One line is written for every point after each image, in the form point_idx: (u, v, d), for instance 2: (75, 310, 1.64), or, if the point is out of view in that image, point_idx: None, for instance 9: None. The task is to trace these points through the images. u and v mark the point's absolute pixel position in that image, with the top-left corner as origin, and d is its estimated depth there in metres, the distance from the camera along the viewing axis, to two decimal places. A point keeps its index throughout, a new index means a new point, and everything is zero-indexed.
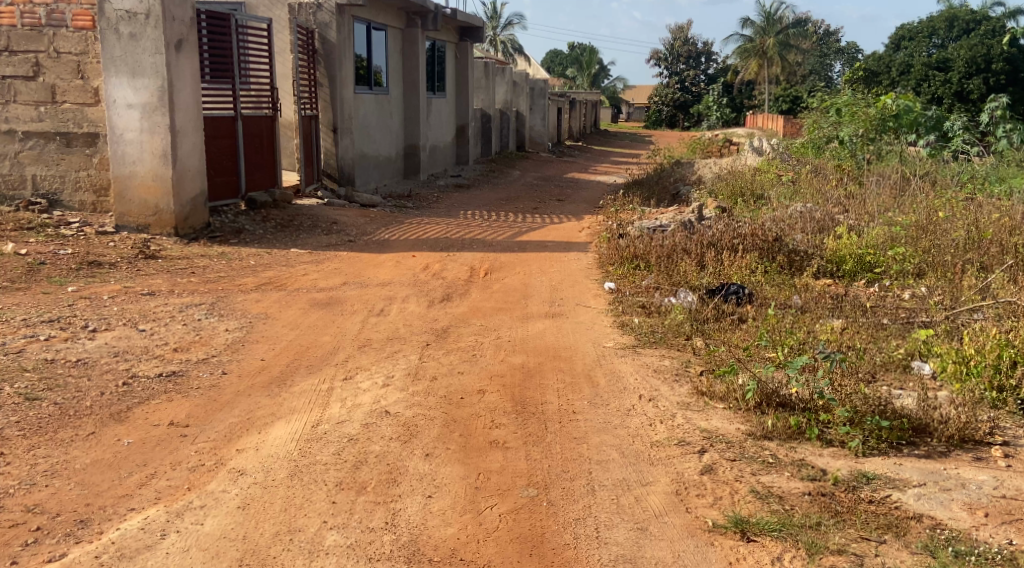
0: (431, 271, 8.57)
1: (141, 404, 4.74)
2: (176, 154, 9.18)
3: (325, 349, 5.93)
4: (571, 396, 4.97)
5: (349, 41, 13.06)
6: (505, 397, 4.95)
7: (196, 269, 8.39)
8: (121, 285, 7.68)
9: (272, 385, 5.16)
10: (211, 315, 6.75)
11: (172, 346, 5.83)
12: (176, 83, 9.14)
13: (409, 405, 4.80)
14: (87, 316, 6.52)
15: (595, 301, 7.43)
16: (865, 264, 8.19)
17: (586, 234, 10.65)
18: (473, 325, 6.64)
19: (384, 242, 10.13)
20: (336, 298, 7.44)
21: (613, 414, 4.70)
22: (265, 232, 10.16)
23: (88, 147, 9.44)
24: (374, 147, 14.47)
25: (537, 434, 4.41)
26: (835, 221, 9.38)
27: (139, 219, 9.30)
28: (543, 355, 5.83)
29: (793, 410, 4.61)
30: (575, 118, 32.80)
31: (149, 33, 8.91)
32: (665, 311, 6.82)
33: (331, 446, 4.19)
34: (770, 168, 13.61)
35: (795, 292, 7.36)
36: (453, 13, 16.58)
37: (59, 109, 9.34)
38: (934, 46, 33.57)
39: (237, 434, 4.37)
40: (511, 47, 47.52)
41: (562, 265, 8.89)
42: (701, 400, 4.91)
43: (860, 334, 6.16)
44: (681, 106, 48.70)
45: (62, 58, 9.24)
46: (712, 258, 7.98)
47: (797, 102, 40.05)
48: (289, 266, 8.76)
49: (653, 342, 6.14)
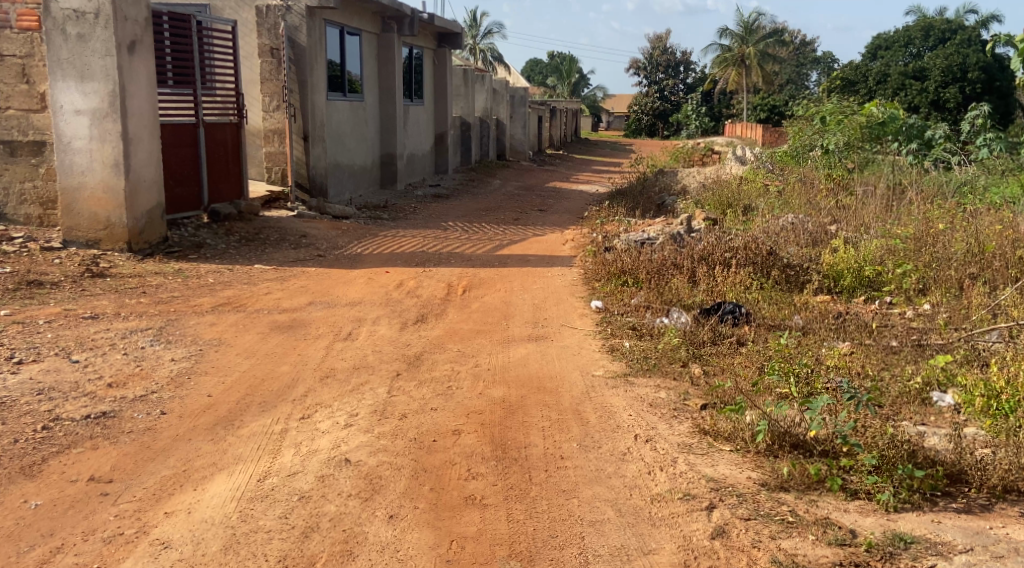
0: (404, 288, 7.95)
1: (58, 455, 4.07)
2: (129, 163, 8.49)
3: (282, 383, 5.26)
4: (559, 438, 4.35)
5: (320, 45, 12.37)
6: (484, 439, 4.32)
7: (148, 288, 7.72)
8: (61, 308, 6.99)
9: (217, 427, 4.51)
10: (157, 342, 6.07)
11: (106, 381, 5.16)
12: (129, 88, 8.45)
13: (373, 451, 4.15)
14: (15, 345, 5.84)
15: (582, 322, 6.83)
16: (865, 279, 7.66)
17: (568, 248, 10.07)
18: (448, 350, 6.02)
19: (355, 256, 9.49)
20: (299, 321, 6.79)
21: (606, 460, 4.10)
22: (228, 246, 9.48)
23: (35, 156, 8.75)
24: (348, 155, 13.80)
25: (519, 487, 3.78)
26: (829, 232, 8.85)
27: (89, 234, 8.60)
28: (525, 387, 5.21)
29: (810, 455, 4.00)
30: (556, 127, 32.36)
31: (99, 34, 8.23)
32: (657, 333, 6.23)
33: (278, 507, 3.55)
34: (757, 177, 13.10)
35: (795, 310, 6.80)
36: (430, 18, 15.97)
37: (3, 115, 8.65)
38: (910, 55, 33.55)
39: (168, 491, 3.73)
40: (491, 56, 46.97)
41: (545, 281, 8.30)
42: (705, 441, 4.29)
43: (872, 360, 5.58)
44: (660, 115, 48.43)
45: (6, 61, 8.56)
46: (705, 273, 7.41)
47: (776, 111, 39.83)
48: (251, 284, 8.10)
49: (646, 370, 5.53)
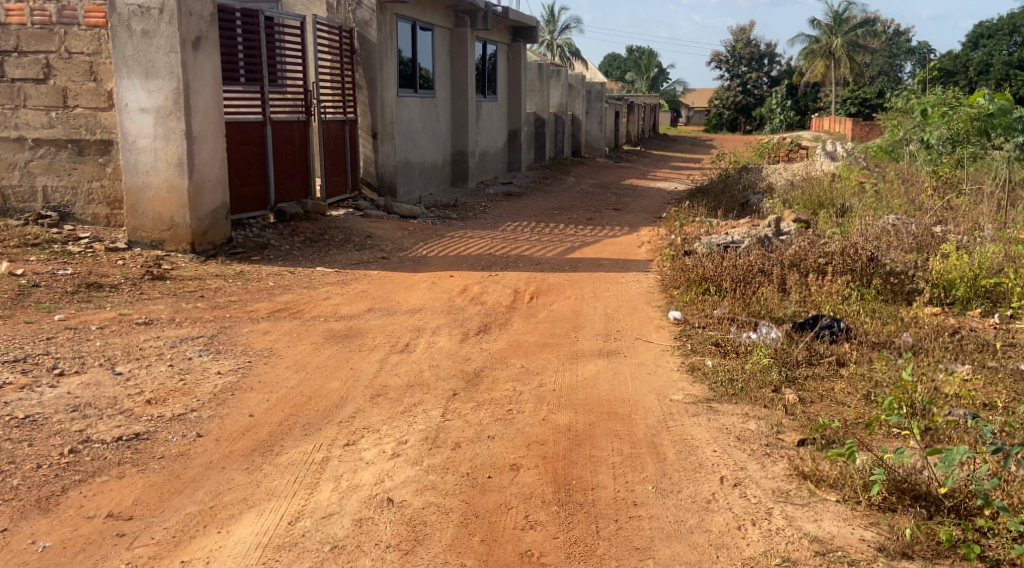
0: (468, 294, 7.51)
1: (79, 484, 3.73)
2: (193, 162, 8.26)
3: (330, 402, 4.85)
4: (631, 478, 3.85)
5: (391, 40, 12.07)
6: (546, 477, 3.84)
7: (207, 292, 7.46)
8: (116, 312, 6.75)
9: (255, 453, 4.13)
10: (206, 352, 5.74)
11: (146, 398, 4.80)
12: (193, 85, 8.20)
13: (419, 489, 3.72)
14: (61, 354, 5.56)
15: (658, 335, 6.25)
16: (981, 290, 6.85)
17: (645, 251, 9.47)
18: (511, 366, 5.53)
19: (420, 259, 9.10)
20: (356, 330, 6.40)
21: (686, 509, 3.60)
22: (292, 247, 9.19)
23: (102, 155, 8.59)
24: (419, 153, 13.46)
25: (585, 542, 3.35)
26: (937, 236, 8.04)
27: (153, 234, 8.39)
28: (595, 413, 4.68)
29: (935, 510, 3.45)
30: (634, 123, 31.64)
31: (164, 30, 7.99)
32: (745, 351, 5.57)
33: (306, 559, 3.24)
34: (851, 174, 12.27)
35: (901, 324, 6.10)
36: (504, 11, 15.55)
37: (71, 114, 8.51)
38: (1014, 43, 31.88)
39: (190, 532, 3.40)
40: (569, 51, 46.20)
41: (619, 288, 7.73)
42: (804, 487, 3.75)
43: (999, 390, 4.88)
44: (743, 109, 47.00)
45: (74, 58, 8.40)
46: (796, 280, 6.80)
47: (867, 105, 38.15)
48: (311, 288, 7.76)
49: (732, 395, 4.92)
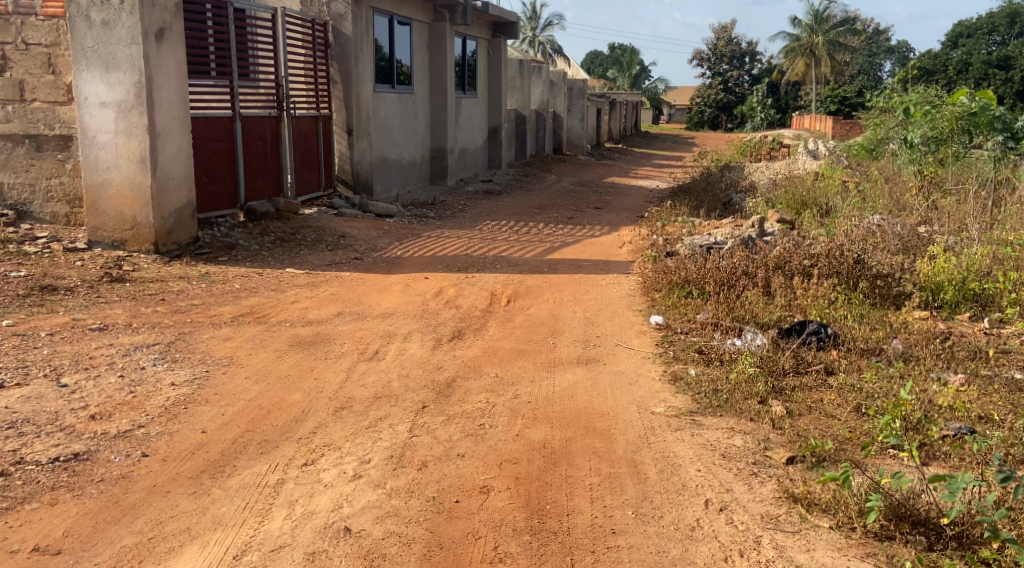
0: (443, 297, 7.20)
1: (6, 514, 3.42)
2: (156, 159, 7.88)
3: (291, 416, 4.53)
4: (610, 502, 3.57)
5: (368, 34, 11.74)
6: (518, 501, 3.56)
7: (169, 295, 7.11)
8: (69, 317, 6.39)
9: (205, 474, 3.82)
10: (161, 362, 5.39)
11: (90, 412, 4.46)
12: (156, 78, 7.82)
13: (380, 517, 3.43)
14: (3, 364, 5.21)
15: (640, 341, 5.97)
16: (970, 293, 6.61)
17: (627, 252, 9.20)
18: (484, 376, 5.24)
19: (394, 259, 8.77)
20: (323, 336, 6.08)
21: (668, 538, 3.33)
22: (261, 247, 8.85)
23: (61, 151, 8.21)
24: (396, 150, 13.13)
25: None
26: (924, 237, 7.83)
27: (115, 234, 8.02)
28: (572, 427, 4.40)
29: (936, 539, 3.20)
30: (615, 119, 31.41)
31: (124, 20, 7.61)
32: (729, 359, 5.29)
33: None
34: (834, 173, 12.07)
35: (890, 328, 5.86)
36: (484, 6, 15.27)
37: (28, 108, 8.13)
38: (993, 43, 32.09)
39: None
40: (552, 48, 45.78)
41: (598, 291, 7.45)
42: (795, 512, 3.48)
43: (994, 401, 4.64)
44: (724, 107, 46.92)
45: (31, 50, 8.01)
46: (781, 283, 6.54)
47: (847, 103, 38.21)
48: (279, 290, 7.43)
49: (717, 407, 4.65)
